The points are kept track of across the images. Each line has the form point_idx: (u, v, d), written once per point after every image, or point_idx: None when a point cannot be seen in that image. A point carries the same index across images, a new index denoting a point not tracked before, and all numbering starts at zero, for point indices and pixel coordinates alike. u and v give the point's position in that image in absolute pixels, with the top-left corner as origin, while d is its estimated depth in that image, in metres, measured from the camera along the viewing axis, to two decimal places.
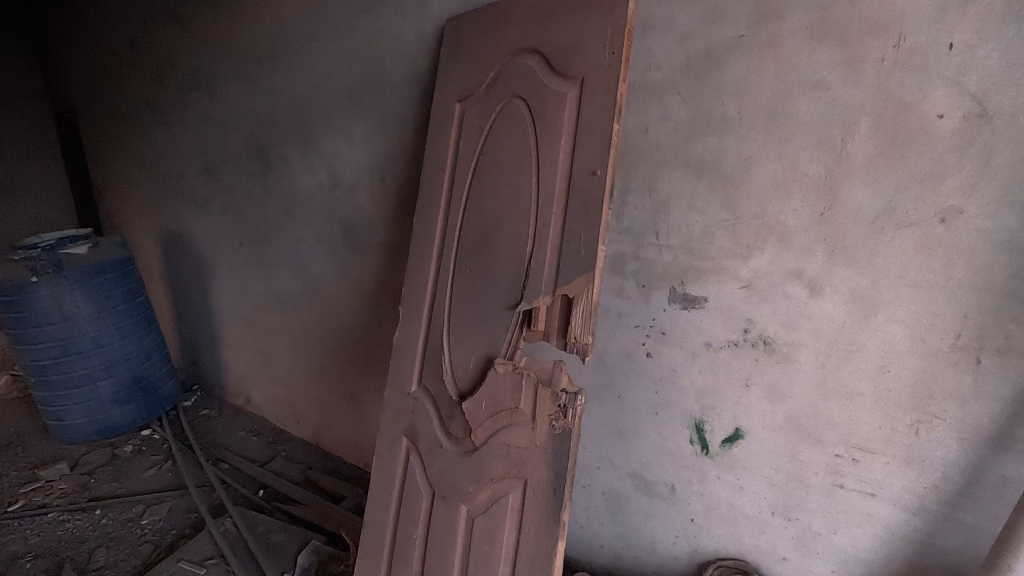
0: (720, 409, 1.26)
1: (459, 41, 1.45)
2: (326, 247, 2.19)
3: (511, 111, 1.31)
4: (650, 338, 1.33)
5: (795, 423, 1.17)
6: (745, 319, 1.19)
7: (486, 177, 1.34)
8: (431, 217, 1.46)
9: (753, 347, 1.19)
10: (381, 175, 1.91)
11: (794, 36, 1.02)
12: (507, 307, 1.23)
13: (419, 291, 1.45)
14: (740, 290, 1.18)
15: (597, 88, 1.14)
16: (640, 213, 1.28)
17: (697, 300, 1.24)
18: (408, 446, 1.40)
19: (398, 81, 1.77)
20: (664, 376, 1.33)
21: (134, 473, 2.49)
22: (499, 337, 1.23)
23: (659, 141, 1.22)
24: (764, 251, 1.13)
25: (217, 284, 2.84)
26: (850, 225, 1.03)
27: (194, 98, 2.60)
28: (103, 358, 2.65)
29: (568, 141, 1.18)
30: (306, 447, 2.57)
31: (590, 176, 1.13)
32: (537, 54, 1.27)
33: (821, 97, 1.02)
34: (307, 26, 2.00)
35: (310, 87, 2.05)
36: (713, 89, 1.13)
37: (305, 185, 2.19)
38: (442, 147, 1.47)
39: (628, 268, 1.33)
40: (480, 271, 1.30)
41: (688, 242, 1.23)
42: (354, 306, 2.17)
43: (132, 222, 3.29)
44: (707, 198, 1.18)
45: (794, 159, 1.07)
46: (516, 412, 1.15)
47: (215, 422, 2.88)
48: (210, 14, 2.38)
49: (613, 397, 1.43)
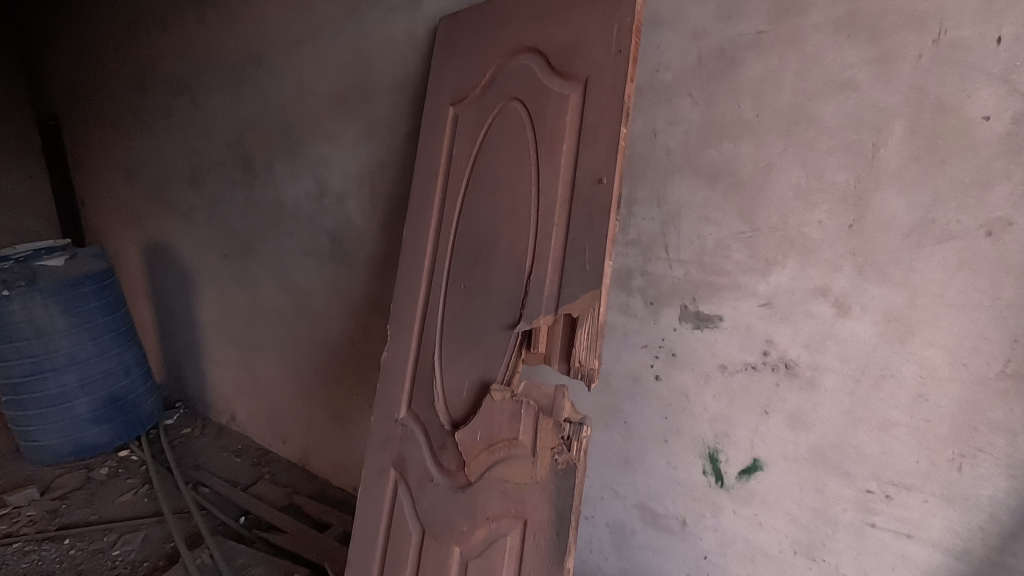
0: (736, 438, 1.16)
1: (452, 41, 1.36)
2: (312, 258, 2.09)
3: (508, 114, 1.21)
4: (659, 359, 1.23)
5: (819, 454, 1.07)
6: (764, 340, 1.09)
7: (481, 186, 1.24)
8: (421, 229, 1.36)
9: (773, 371, 1.09)
10: (369, 183, 1.80)
11: (820, 32, 0.93)
12: (505, 327, 1.13)
13: (408, 310, 1.34)
14: (760, 308, 1.08)
15: (602, 89, 1.05)
16: (648, 224, 1.19)
17: (712, 319, 1.14)
18: (395, 477, 1.29)
19: (388, 85, 1.67)
20: (675, 401, 1.23)
21: (108, 498, 2.36)
22: (496, 361, 1.13)
23: (669, 147, 1.13)
24: (785, 266, 1.04)
25: (201, 297, 2.73)
26: (883, 237, 0.93)
27: (178, 105, 2.50)
28: (79, 375, 2.52)
29: (570, 146, 1.09)
30: (292, 469, 2.45)
31: (595, 183, 1.03)
32: (536, 53, 1.18)
33: (849, 98, 0.93)
34: (293, 27, 1.91)
35: (297, 92, 1.95)
36: (729, 91, 1.04)
37: (291, 195, 2.09)
38: (433, 154, 1.37)
39: (635, 284, 1.24)
40: (475, 288, 1.20)
41: (701, 256, 1.13)
42: (343, 321, 2.06)
43: (114, 232, 3.18)
44: (722, 209, 1.09)
45: (819, 166, 0.97)
46: (514, 444, 1.04)
47: (197, 441, 2.75)
48: (194, 16, 2.29)
49: (619, 423, 1.33)
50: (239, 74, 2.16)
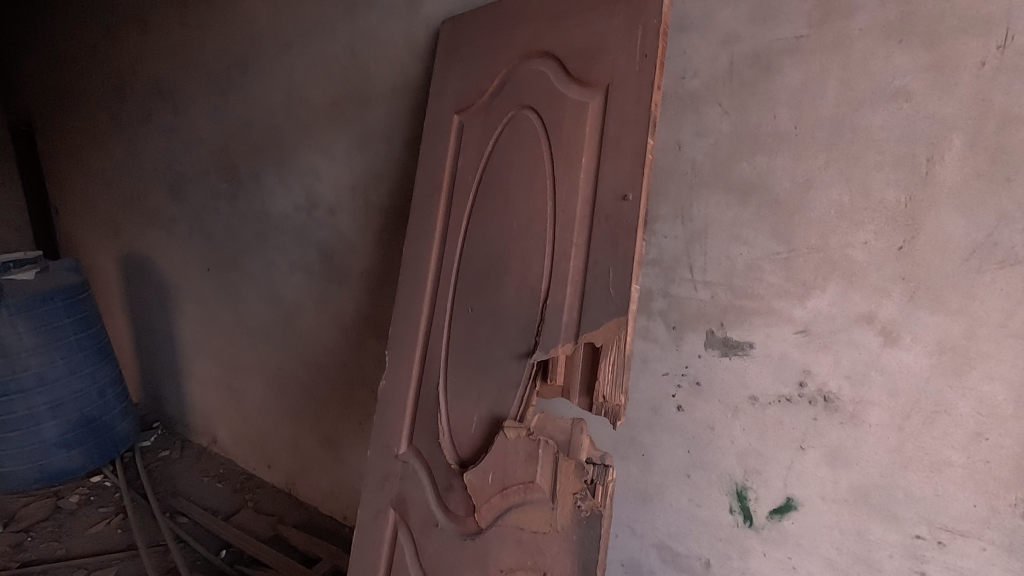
0: (767, 474, 1.06)
1: (456, 45, 1.26)
2: (301, 274, 1.97)
3: (520, 123, 1.12)
4: (682, 388, 1.14)
5: (862, 495, 0.97)
6: (801, 370, 1.00)
7: (490, 201, 1.14)
8: (422, 246, 1.25)
9: (811, 405, 1.00)
10: (363, 195, 1.70)
11: (868, 36, 0.86)
12: (519, 356, 1.03)
13: (407, 334, 1.23)
14: (796, 336, 0.99)
15: (626, 97, 0.96)
16: (671, 243, 1.10)
17: (741, 346, 1.05)
18: (395, 519, 1.17)
19: (384, 91, 1.58)
20: (699, 435, 1.13)
21: (78, 530, 2.20)
22: (508, 394, 1.03)
23: (695, 160, 1.04)
24: (826, 290, 0.95)
25: (182, 313, 2.59)
26: (939, 261, 0.86)
27: (159, 111, 2.38)
28: (48, 397, 2.36)
29: (590, 160, 1.00)
30: (277, 496, 2.31)
31: (619, 200, 0.94)
32: (550, 58, 1.09)
33: (901, 108, 0.86)
34: (282, 30, 1.81)
35: (286, 98, 1.85)
36: (764, 100, 0.96)
37: (279, 206, 1.97)
38: (436, 165, 1.26)
39: (655, 307, 1.14)
40: (485, 313, 1.10)
41: (730, 277, 1.04)
42: (334, 340, 1.94)
43: (90, 244, 3.03)
44: (754, 227, 1.00)
45: (865, 183, 0.90)
46: (531, 488, 0.94)
47: (176, 465, 2.60)
48: (177, 17, 2.18)
49: (636, 456, 1.23)
50: (224, 79, 2.05)
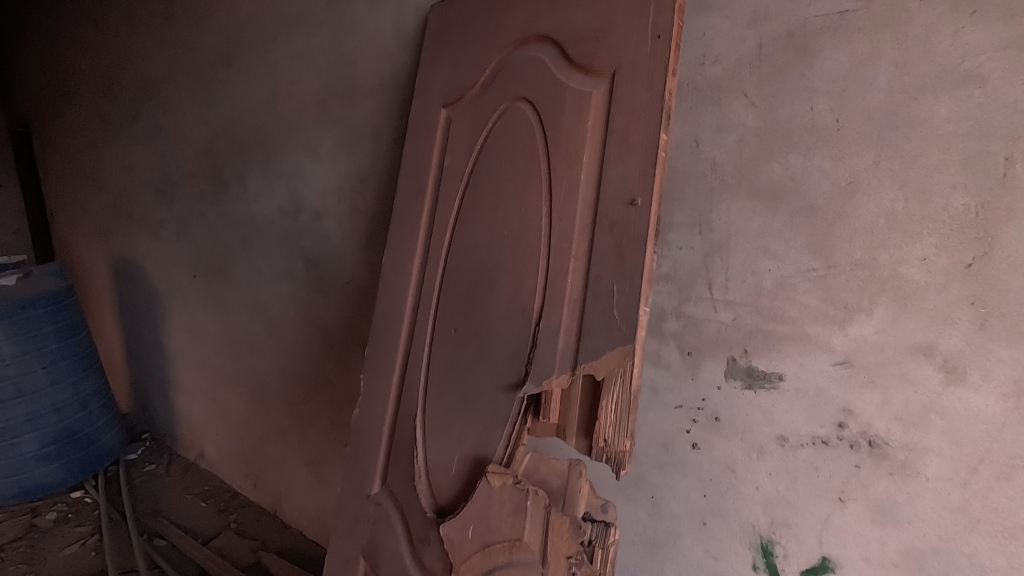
0: (799, 528, 0.90)
1: (445, 32, 1.12)
2: (287, 282, 1.84)
3: (513, 117, 0.98)
4: (698, 424, 0.98)
5: (915, 560, 0.81)
6: (841, 410, 0.84)
7: (477, 206, 1.00)
8: (402, 257, 1.11)
9: (852, 450, 0.84)
10: (348, 198, 1.56)
11: (928, 9, 0.72)
12: (507, 387, 0.88)
13: (384, 357, 1.08)
14: (836, 368, 0.84)
15: (635, 85, 0.82)
16: (686, 255, 0.95)
17: (769, 377, 0.90)
18: (367, 569, 1.03)
19: (371, 85, 1.45)
20: (718, 477, 0.98)
21: (50, 551, 2.08)
22: (494, 431, 0.88)
23: (716, 161, 0.90)
24: (873, 314, 0.80)
25: (170, 322, 2.48)
26: (1017, 282, 0.70)
27: (147, 110, 2.27)
28: (27, 408, 2.24)
29: (593, 158, 0.86)
30: (262, 517, 2.17)
31: (626, 205, 0.80)
32: (549, 42, 0.95)
33: (972, 96, 0.71)
34: (267, 23, 1.68)
35: (269, 95, 1.73)
36: (800, 88, 0.81)
37: (264, 210, 1.85)
38: (420, 164, 1.12)
39: (669, 330, 0.99)
40: (470, 334, 0.95)
41: (757, 297, 0.89)
42: (319, 355, 1.80)
43: (82, 248, 2.94)
44: (785, 239, 0.85)
45: (925, 187, 0.74)
46: (518, 547, 0.79)
47: (160, 481, 2.48)
48: (163, 11, 2.08)
49: (645, 498, 1.07)
50: (209, 76, 1.94)
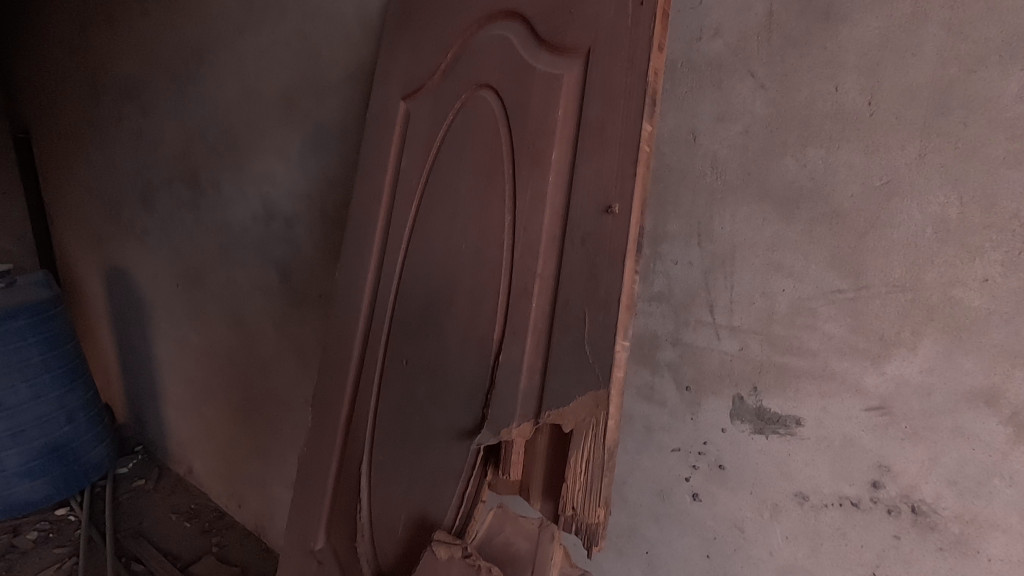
0: None
1: (405, 13, 0.97)
2: (263, 294, 1.71)
3: (475, 108, 0.82)
4: (698, 472, 0.82)
5: None
6: (876, 466, 0.67)
7: (436, 212, 0.85)
8: (357, 273, 0.97)
9: (890, 517, 0.67)
10: (319, 204, 1.43)
11: None
12: (463, 432, 0.73)
13: (336, 388, 0.94)
14: (869, 416, 0.67)
15: (613, 65, 0.66)
16: (683, 272, 0.78)
17: (785, 421, 0.73)
18: None
19: (339, 80, 1.31)
20: (722, 536, 0.81)
21: None
22: (447, 485, 0.73)
23: (717, 157, 0.73)
24: (917, 350, 0.63)
25: (157, 333, 2.38)
26: None
27: (128, 113, 2.17)
28: (8, 425, 2.03)
29: (564, 155, 0.70)
30: (245, 541, 2.06)
31: (601, 214, 0.64)
32: (515, 17, 0.79)
33: None
34: (234, 15, 1.56)
35: (239, 93, 1.60)
36: (823, 64, 0.65)
37: (238, 216, 1.72)
38: (378, 165, 0.97)
39: (664, 359, 0.83)
40: (425, 366, 0.80)
41: (768, 324, 0.72)
42: (297, 373, 1.68)
43: (76, 257, 2.88)
44: (805, 253, 0.68)
45: (987, 187, 0.58)
46: None
47: (147, 497, 2.38)
48: (140, 8, 1.97)
49: (636, 554, 0.90)
50: (182, 76, 1.83)
